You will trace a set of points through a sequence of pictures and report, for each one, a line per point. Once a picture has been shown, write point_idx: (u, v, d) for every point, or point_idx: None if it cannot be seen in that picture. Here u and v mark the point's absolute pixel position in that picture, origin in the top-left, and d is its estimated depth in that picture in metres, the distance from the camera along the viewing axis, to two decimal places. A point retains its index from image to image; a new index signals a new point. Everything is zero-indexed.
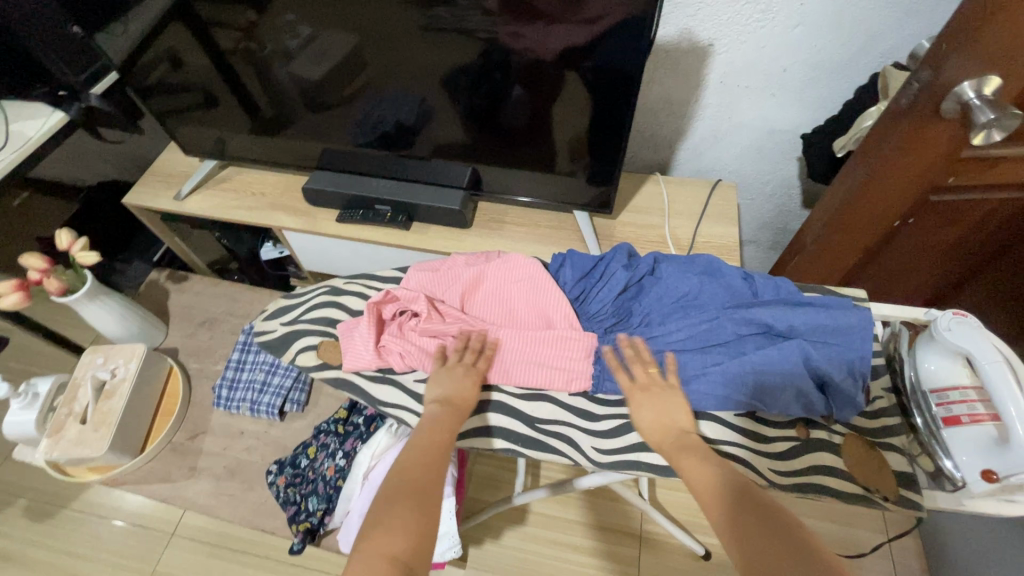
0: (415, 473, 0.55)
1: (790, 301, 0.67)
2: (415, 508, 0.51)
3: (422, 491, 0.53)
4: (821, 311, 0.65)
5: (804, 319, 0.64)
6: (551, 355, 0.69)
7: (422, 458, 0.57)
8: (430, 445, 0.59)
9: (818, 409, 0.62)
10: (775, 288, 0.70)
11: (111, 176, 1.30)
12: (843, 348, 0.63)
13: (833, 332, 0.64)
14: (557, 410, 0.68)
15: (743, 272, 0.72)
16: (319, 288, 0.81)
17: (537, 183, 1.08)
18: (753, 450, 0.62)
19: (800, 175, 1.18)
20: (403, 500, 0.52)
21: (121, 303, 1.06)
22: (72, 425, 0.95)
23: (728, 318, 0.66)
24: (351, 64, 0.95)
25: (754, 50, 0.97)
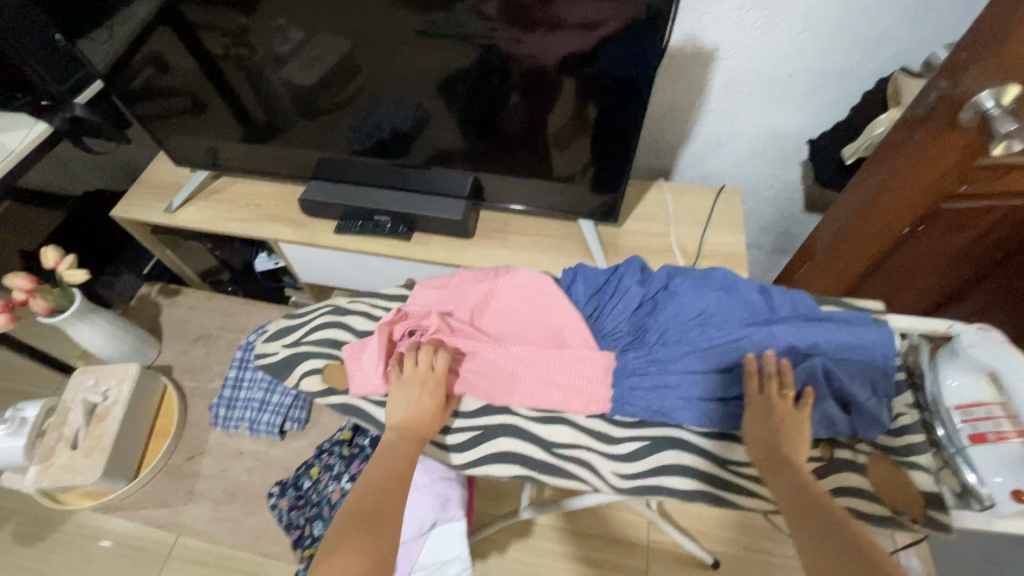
0: (374, 499, 0.53)
1: (809, 317, 0.67)
2: (372, 531, 0.50)
3: (381, 519, 0.51)
4: (842, 328, 0.65)
5: (826, 337, 0.64)
6: (568, 375, 0.67)
7: (386, 484, 0.55)
8: (390, 463, 0.57)
9: (843, 429, 0.61)
10: (793, 302, 0.69)
11: (98, 186, 1.25)
12: (864, 365, 0.63)
13: (852, 348, 0.64)
14: (574, 433, 0.67)
15: (759, 285, 0.70)
16: (322, 307, 0.78)
17: (539, 191, 1.05)
18: None
19: (804, 179, 1.17)
20: (360, 528, 0.50)
21: (110, 320, 1.02)
22: (62, 452, 0.91)
23: (749, 339, 0.65)
24: (345, 70, 0.92)
25: (760, 55, 0.96)
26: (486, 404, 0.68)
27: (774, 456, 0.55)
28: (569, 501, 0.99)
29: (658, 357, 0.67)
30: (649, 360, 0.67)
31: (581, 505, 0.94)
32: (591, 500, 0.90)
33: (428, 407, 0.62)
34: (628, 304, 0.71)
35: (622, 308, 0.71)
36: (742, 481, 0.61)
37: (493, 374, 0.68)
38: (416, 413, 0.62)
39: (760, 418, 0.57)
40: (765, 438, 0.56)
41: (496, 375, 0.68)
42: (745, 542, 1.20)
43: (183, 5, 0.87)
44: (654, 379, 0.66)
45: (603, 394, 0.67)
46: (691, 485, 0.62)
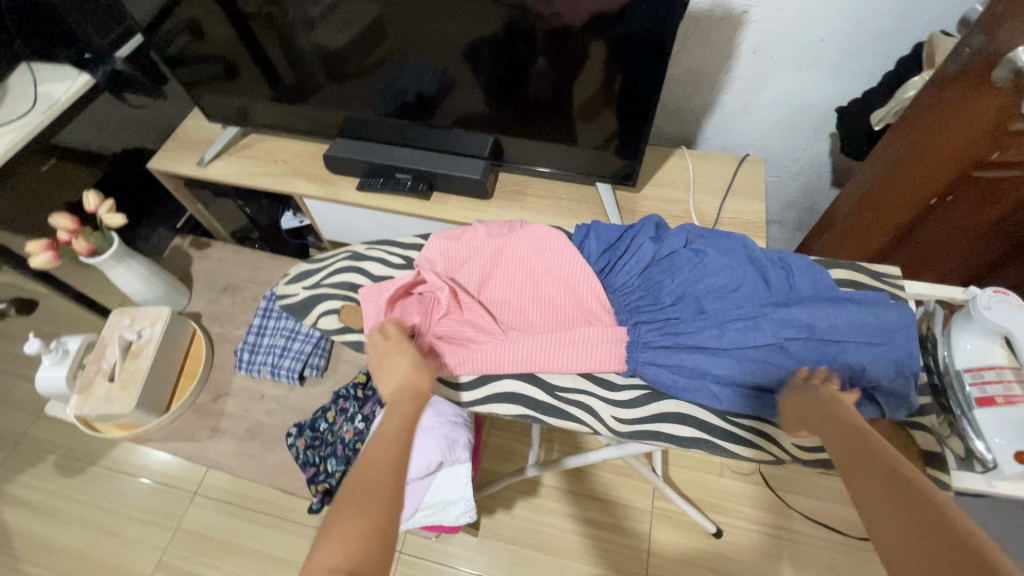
0: (372, 477, 0.46)
1: (828, 297, 0.66)
2: (361, 504, 0.43)
3: (381, 497, 0.44)
4: (862, 309, 0.64)
5: (845, 318, 0.63)
6: (579, 345, 0.68)
7: (387, 461, 0.48)
8: (395, 437, 0.51)
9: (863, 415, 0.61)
10: (813, 279, 0.68)
11: (135, 144, 1.31)
12: (886, 348, 0.61)
13: (873, 331, 0.62)
14: (578, 380, 0.68)
15: (778, 261, 0.70)
16: (340, 253, 0.81)
17: (559, 155, 1.05)
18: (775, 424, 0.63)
19: (832, 152, 1.14)
20: (354, 505, 0.43)
21: (145, 265, 1.08)
22: (100, 383, 0.97)
23: (766, 320, 0.64)
24: (373, 32, 0.93)
25: (791, 19, 0.93)
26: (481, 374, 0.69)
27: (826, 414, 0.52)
28: (566, 459, 1.06)
29: (668, 319, 0.68)
30: (660, 327, 0.68)
31: (585, 462, 0.97)
32: (596, 456, 0.94)
33: (403, 364, 0.60)
34: (639, 266, 0.72)
35: (633, 266, 0.72)
36: (739, 432, 0.63)
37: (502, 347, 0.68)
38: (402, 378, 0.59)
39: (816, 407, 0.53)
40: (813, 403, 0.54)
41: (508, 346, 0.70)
42: (750, 515, 1.20)
43: None
44: (668, 345, 0.66)
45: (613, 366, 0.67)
46: (689, 433, 0.63)
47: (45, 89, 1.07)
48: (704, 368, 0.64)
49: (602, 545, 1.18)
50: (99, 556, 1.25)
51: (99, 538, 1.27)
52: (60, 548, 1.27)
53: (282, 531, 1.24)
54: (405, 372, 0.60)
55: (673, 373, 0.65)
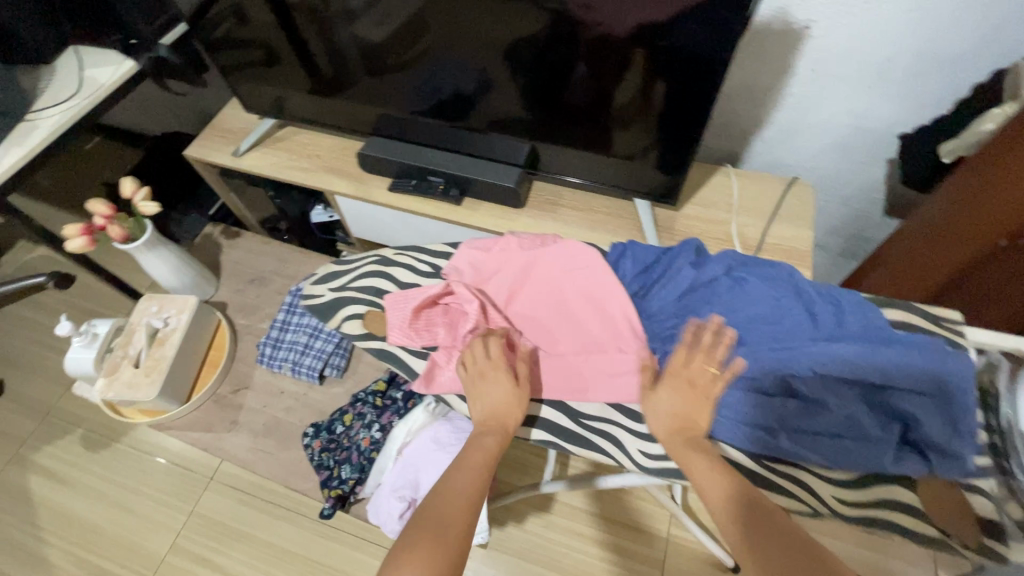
0: (447, 509, 0.52)
1: (877, 337, 0.59)
2: (437, 532, 0.49)
3: (455, 524, 0.50)
4: (911, 353, 0.56)
5: (890, 361, 0.56)
6: (603, 369, 0.65)
7: (461, 492, 0.54)
8: (475, 465, 0.57)
9: (910, 470, 0.54)
10: (863, 316, 0.61)
11: (175, 128, 1.34)
12: (940, 401, 0.54)
13: (927, 380, 0.55)
14: (607, 409, 0.65)
15: (827, 294, 0.63)
16: (368, 257, 0.79)
17: (597, 166, 1.02)
18: (813, 472, 0.58)
19: (887, 179, 1.07)
20: (433, 532, 0.49)
21: (175, 253, 1.08)
22: (125, 369, 0.98)
23: (800, 357, 0.58)
24: (412, 29, 0.91)
25: (857, 36, 0.88)
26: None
27: (684, 433, 0.57)
28: (599, 479, 0.96)
29: (699, 349, 0.63)
30: None
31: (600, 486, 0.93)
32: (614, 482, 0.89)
33: (503, 399, 0.61)
34: (675, 288, 0.67)
35: (668, 288, 0.67)
36: (774, 479, 0.58)
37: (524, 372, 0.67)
38: (497, 406, 0.61)
39: (697, 446, 0.56)
40: (677, 413, 0.58)
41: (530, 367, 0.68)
42: None
43: None
44: None
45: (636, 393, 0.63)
46: None
47: (89, 73, 1.08)
48: (743, 410, 0.58)
49: (612, 569, 1.15)
50: (116, 532, 1.27)
51: (117, 515, 1.29)
52: (79, 522, 1.30)
53: (292, 526, 1.24)
54: (505, 411, 0.61)
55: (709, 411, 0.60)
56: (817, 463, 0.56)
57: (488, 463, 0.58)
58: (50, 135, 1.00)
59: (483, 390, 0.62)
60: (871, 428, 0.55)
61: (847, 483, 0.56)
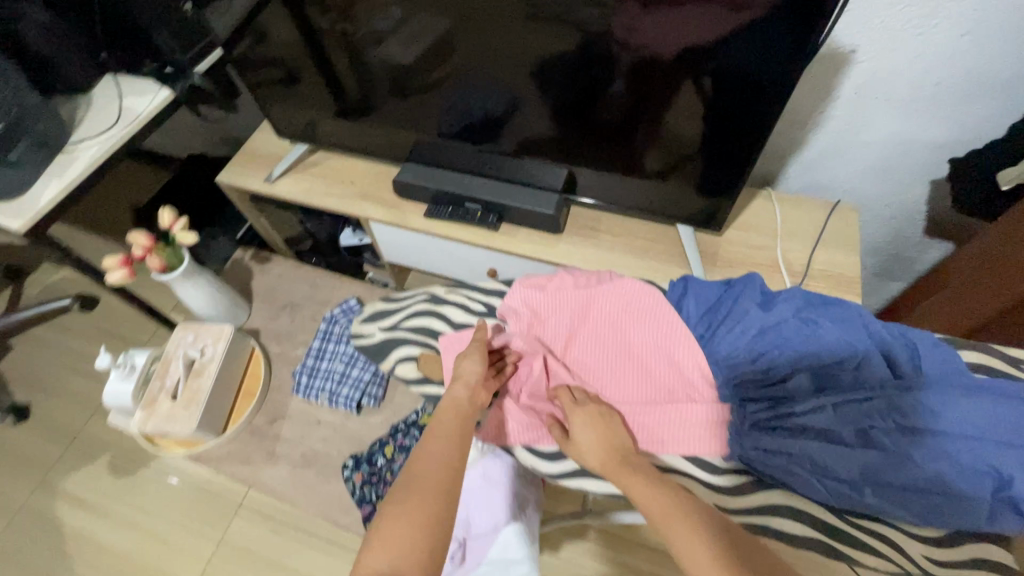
0: (419, 475, 0.53)
1: (957, 384, 0.60)
2: (406, 501, 0.50)
3: (424, 488, 0.51)
4: (995, 403, 0.57)
5: (975, 411, 0.57)
6: (649, 415, 0.67)
7: (429, 460, 0.55)
8: (449, 433, 0.58)
9: (1004, 528, 0.54)
10: (941, 362, 0.62)
11: (199, 149, 1.33)
12: None
13: (1014, 430, 0.56)
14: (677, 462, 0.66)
15: (903, 338, 0.65)
16: (419, 295, 0.84)
17: (638, 191, 1.00)
18: (903, 530, 0.59)
19: (929, 201, 1.02)
20: (402, 500, 0.50)
21: (211, 281, 1.08)
22: (163, 401, 0.97)
23: (884, 403, 0.59)
24: (439, 50, 0.90)
25: (906, 60, 0.84)
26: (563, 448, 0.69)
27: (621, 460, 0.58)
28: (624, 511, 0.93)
29: (777, 395, 0.63)
30: (771, 407, 0.63)
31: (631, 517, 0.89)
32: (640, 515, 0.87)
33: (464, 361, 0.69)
34: (747, 331, 0.68)
35: (739, 330, 0.68)
36: (861, 535, 0.59)
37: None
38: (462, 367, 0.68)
39: (631, 465, 0.57)
40: (598, 438, 0.62)
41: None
42: None
43: None
44: (770, 428, 0.62)
45: (698, 445, 0.66)
46: (801, 532, 0.60)
47: (127, 103, 1.09)
48: (829, 464, 0.59)
49: None
50: (144, 561, 1.26)
51: (145, 543, 1.28)
52: (108, 550, 1.28)
53: (324, 555, 1.22)
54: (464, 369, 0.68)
55: (794, 465, 0.60)
56: (906, 516, 0.57)
57: (458, 432, 0.59)
58: (90, 166, 1.00)
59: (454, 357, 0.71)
60: (962, 486, 0.55)
61: (937, 541, 0.57)
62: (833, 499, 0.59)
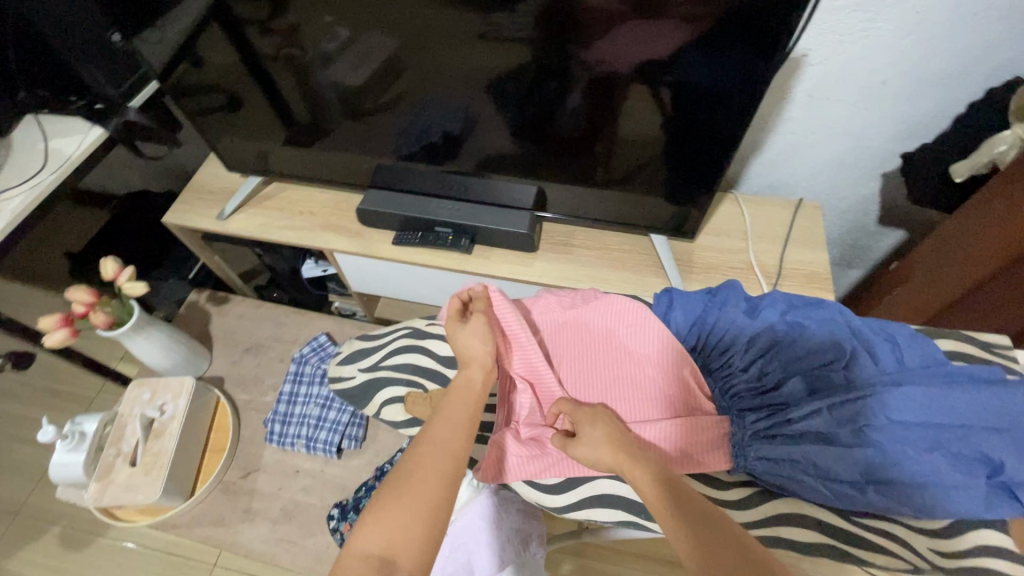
0: (426, 460, 0.52)
1: (939, 374, 0.61)
2: (408, 484, 0.49)
3: (431, 476, 0.50)
4: (980, 390, 0.58)
5: (964, 400, 0.58)
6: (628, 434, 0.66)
7: (437, 446, 0.53)
8: (460, 417, 0.57)
9: (1003, 514, 0.55)
10: (922, 353, 0.63)
11: (140, 187, 1.22)
12: (1017, 437, 0.56)
13: (1000, 417, 0.57)
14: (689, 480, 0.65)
15: (882, 333, 0.66)
16: (399, 330, 0.80)
17: (610, 204, 1.00)
18: (907, 525, 0.60)
19: (882, 194, 1.06)
20: (403, 485, 0.49)
21: (166, 332, 1.00)
22: (121, 468, 0.89)
23: (875, 400, 0.59)
24: (391, 69, 0.87)
25: (853, 62, 0.86)
26: (568, 477, 0.67)
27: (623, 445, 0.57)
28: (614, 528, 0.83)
29: (771, 402, 0.65)
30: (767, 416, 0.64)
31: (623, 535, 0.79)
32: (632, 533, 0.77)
33: (472, 333, 0.66)
34: (738, 342, 0.70)
35: (730, 341, 0.71)
36: (867, 534, 0.60)
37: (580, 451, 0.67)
38: (472, 340, 0.65)
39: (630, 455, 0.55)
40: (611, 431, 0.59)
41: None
42: None
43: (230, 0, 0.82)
44: (770, 436, 0.63)
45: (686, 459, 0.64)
46: (812, 539, 0.60)
47: (54, 145, 1.01)
48: (830, 468, 0.59)
49: None
50: None
51: None
52: None
53: None
54: (471, 348, 0.65)
55: (796, 471, 0.61)
56: (909, 513, 0.58)
57: (467, 417, 0.57)
58: (14, 219, 0.91)
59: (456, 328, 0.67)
60: (959, 476, 0.56)
61: (938, 532, 0.59)
62: (837, 503, 0.59)
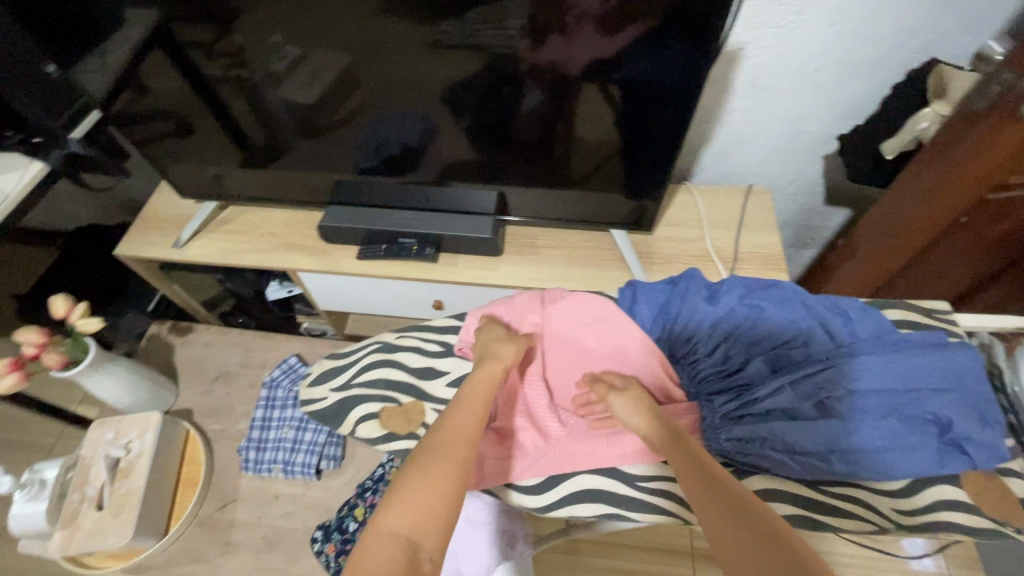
0: (448, 446, 0.56)
1: (889, 343, 0.65)
2: (430, 468, 0.53)
3: (451, 464, 0.53)
4: (930, 354, 0.61)
5: (914, 364, 0.61)
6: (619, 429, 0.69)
7: (460, 436, 0.57)
8: (478, 407, 0.61)
9: (956, 468, 0.59)
10: (873, 324, 0.67)
11: (89, 222, 1.16)
12: (961, 394, 0.60)
13: (947, 378, 0.61)
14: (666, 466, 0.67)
15: (834, 307, 0.70)
16: (369, 345, 0.80)
17: (571, 203, 1.02)
18: (871, 489, 0.63)
19: (826, 175, 1.11)
20: (427, 469, 0.53)
21: (127, 368, 0.97)
22: (88, 513, 0.86)
23: (834, 371, 0.62)
24: (346, 84, 0.86)
25: (786, 52, 0.90)
26: (550, 475, 0.68)
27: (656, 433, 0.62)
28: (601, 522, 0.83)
29: (739, 385, 0.67)
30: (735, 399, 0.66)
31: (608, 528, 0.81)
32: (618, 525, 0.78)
33: (495, 342, 0.71)
34: (701, 329, 0.72)
35: (695, 328, 0.72)
36: (837, 502, 0.62)
37: (558, 447, 0.69)
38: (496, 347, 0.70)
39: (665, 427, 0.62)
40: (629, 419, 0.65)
41: (552, 434, 0.71)
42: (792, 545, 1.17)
43: (173, 23, 0.81)
44: (739, 417, 0.65)
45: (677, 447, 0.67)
46: (785, 510, 0.62)
47: None
48: (797, 441, 0.62)
49: None
50: None
51: None
52: None
53: None
54: (492, 351, 0.70)
55: (766, 448, 0.63)
56: (875, 478, 0.61)
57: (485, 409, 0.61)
58: None
59: (486, 335, 0.72)
60: (913, 437, 0.60)
61: (900, 493, 0.62)
62: (808, 475, 0.62)
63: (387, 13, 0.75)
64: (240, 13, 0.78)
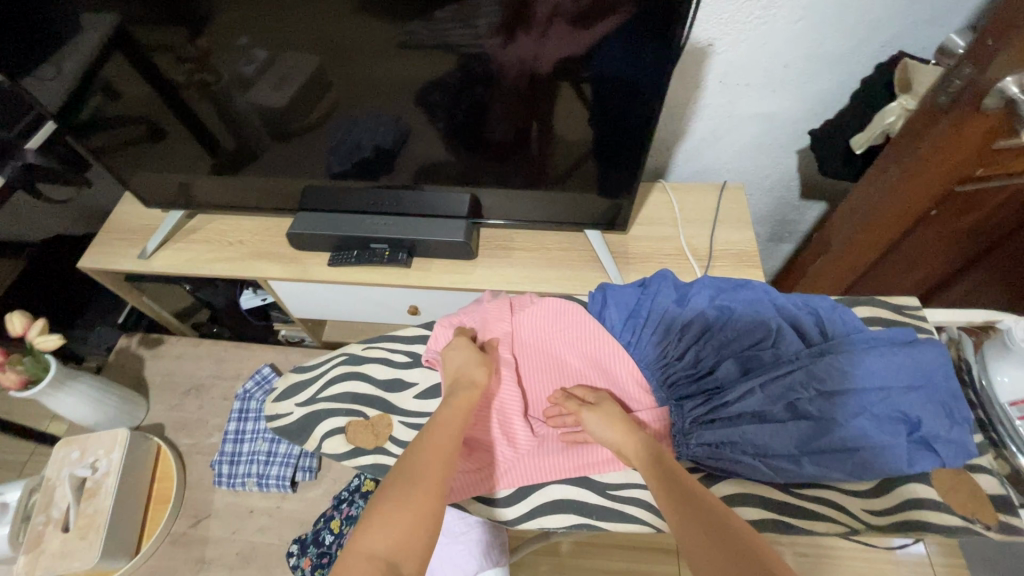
0: (426, 465, 0.55)
1: (858, 340, 0.64)
2: (406, 487, 0.52)
3: (429, 484, 0.53)
4: (898, 351, 0.61)
5: (882, 363, 0.60)
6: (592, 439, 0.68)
7: (435, 456, 0.56)
8: (452, 424, 0.61)
9: (924, 467, 0.59)
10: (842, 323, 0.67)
11: (59, 229, 1.14)
12: (930, 391, 0.60)
13: (916, 375, 0.60)
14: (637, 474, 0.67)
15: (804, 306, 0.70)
16: (337, 357, 0.79)
17: (545, 205, 1.01)
18: (841, 489, 0.63)
19: (801, 169, 1.11)
20: (404, 489, 0.52)
21: (92, 384, 0.94)
22: (53, 536, 0.83)
23: (802, 373, 0.62)
24: (315, 87, 0.84)
25: (756, 48, 0.90)
26: (520, 486, 0.67)
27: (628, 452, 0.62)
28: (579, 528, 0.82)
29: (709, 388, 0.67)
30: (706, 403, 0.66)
31: None
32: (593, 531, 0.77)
33: (466, 359, 0.70)
34: (672, 331, 0.71)
35: (665, 331, 0.72)
36: (809, 505, 0.62)
37: (529, 458, 0.69)
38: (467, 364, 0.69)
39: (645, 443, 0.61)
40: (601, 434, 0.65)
41: (522, 443, 0.70)
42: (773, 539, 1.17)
43: (131, 27, 0.78)
44: (710, 421, 0.65)
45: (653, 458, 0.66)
46: (757, 513, 0.62)
47: None
48: (767, 444, 0.62)
49: None
50: None
51: None
52: None
53: None
54: (465, 368, 0.69)
55: (737, 453, 0.63)
56: (846, 479, 0.60)
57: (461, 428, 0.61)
58: None
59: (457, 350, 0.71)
60: (882, 437, 0.59)
61: (868, 492, 0.62)
62: (781, 478, 0.61)
63: (352, 14, 0.73)
64: (201, 16, 0.76)
